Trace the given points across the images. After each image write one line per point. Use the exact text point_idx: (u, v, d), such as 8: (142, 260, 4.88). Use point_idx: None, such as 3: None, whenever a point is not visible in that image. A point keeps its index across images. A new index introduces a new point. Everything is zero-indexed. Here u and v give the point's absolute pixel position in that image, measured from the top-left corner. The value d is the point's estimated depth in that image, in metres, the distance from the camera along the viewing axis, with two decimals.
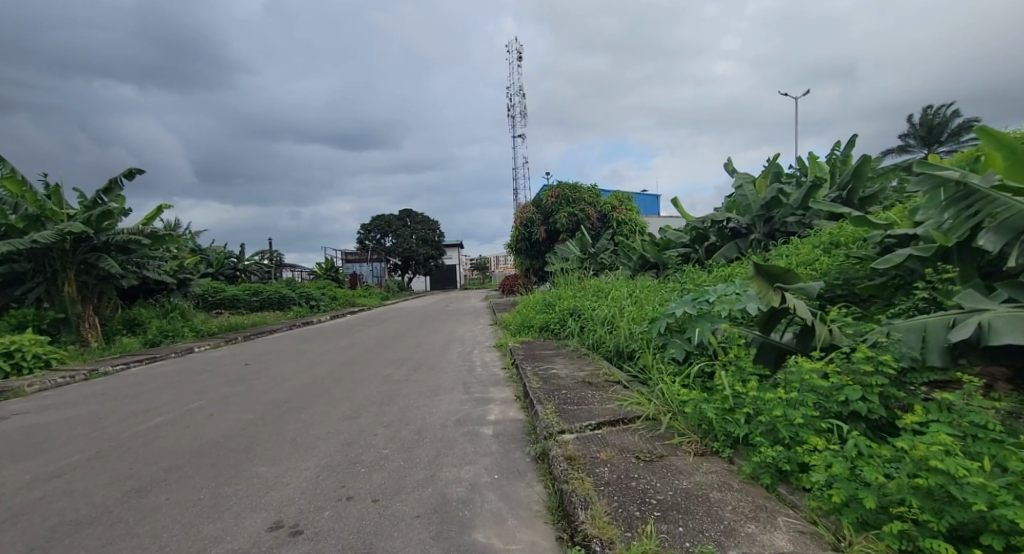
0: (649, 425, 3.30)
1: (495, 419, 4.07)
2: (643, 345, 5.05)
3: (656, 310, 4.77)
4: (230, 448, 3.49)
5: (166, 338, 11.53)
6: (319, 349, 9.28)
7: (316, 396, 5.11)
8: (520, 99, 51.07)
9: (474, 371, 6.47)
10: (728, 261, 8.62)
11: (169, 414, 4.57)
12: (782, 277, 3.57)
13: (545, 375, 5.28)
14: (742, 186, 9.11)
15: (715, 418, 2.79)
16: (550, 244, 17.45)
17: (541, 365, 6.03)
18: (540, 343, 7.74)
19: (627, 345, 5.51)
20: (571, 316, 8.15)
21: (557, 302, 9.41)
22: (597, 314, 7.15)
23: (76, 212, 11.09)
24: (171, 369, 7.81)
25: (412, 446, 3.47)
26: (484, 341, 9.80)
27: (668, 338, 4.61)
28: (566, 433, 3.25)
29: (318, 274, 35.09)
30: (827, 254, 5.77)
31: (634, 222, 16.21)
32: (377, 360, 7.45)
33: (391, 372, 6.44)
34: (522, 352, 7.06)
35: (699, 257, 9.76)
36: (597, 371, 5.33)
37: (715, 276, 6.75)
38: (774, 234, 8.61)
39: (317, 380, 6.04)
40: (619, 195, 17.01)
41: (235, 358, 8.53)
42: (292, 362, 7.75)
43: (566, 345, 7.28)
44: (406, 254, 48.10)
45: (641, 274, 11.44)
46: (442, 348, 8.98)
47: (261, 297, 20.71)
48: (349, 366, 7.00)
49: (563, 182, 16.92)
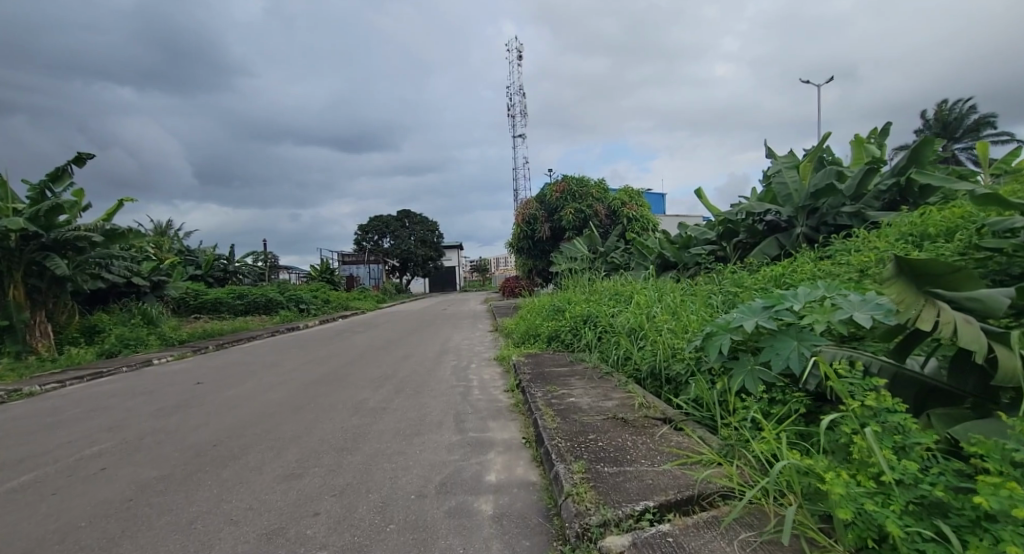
0: (744, 516, 2.02)
1: (498, 486, 2.80)
2: (694, 369, 3.80)
3: (713, 324, 3.52)
4: (83, 547, 2.23)
5: (127, 348, 10.31)
6: (291, 363, 8.04)
7: (259, 436, 3.85)
8: (520, 98, 50.09)
9: (470, 396, 5.20)
10: (768, 259, 7.38)
11: (47, 467, 3.32)
12: (939, 279, 2.33)
13: (561, 407, 4.02)
14: (782, 173, 7.89)
15: (898, 536, 1.50)
16: (555, 243, 16.20)
17: (555, 389, 4.77)
18: (550, 358, 6.46)
19: (668, 366, 4.25)
20: (586, 325, 6.88)
21: (567, 307, 8.17)
22: (619, 323, 5.89)
23: (22, 206, 9.91)
24: (111, 388, 6.56)
25: (365, 542, 2.21)
26: (483, 352, 8.56)
27: (736, 362, 3.35)
28: (613, 535, 1.99)
29: (312, 276, 33.89)
30: (920, 249, 4.52)
31: (645, 219, 15.03)
32: (353, 380, 6.20)
33: (367, 397, 5.19)
34: (530, 370, 5.81)
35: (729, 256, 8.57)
36: (631, 401, 4.07)
37: (768, 280, 5.47)
38: (821, 229, 7.38)
39: (272, 408, 4.78)
40: (628, 191, 15.81)
41: (193, 375, 7.29)
42: (253, 380, 6.49)
43: (582, 361, 6.00)
44: (403, 255, 46.91)
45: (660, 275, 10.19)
46: (434, 361, 7.72)
47: (247, 300, 19.51)
48: (317, 387, 5.76)
49: (568, 177, 15.75)
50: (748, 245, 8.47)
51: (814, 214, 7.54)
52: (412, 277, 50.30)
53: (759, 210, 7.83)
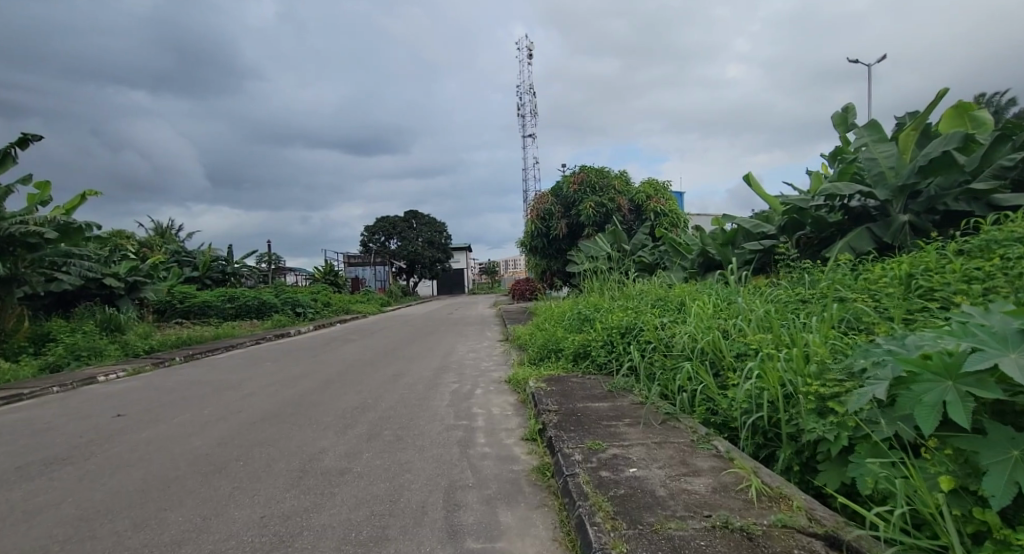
0: None
1: None
2: (857, 434, 2.19)
3: (910, 360, 1.92)
4: None
5: (78, 360, 8.93)
6: (254, 384, 6.49)
7: (105, 544, 2.26)
8: (531, 97, 49.10)
9: (472, 449, 3.57)
10: (859, 254, 5.71)
11: None
12: None
13: (622, 492, 2.39)
14: (869, 147, 6.22)
15: None
16: (572, 241, 14.63)
17: (600, 444, 3.15)
18: (581, 387, 4.84)
19: (791, 420, 2.65)
20: (627, 341, 5.27)
21: (596, 316, 6.52)
22: (680, 339, 4.27)
23: None
24: (6, 421, 5.05)
25: None
26: (491, 370, 6.97)
27: (982, 439, 1.73)
28: None
29: (315, 278, 32.61)
30: None
31: (675, 213, 13.41)
32: (318, 415, 4.65)
33: (324, 449, 3.62)
34: (557, 406, 4.22)
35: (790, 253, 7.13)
36: (739, 481, 2.44)
37: (898, 285, 3.85)
38: (924, 216, 5.82)
39: (176, 472, 3.22)
40: (653, 182, 14.20)
41: (125, 403, 5.78)
42: (190, 413, 4.96)
43: (628, 394, 4.38)
44: (410, 257, 45.57)
45: (702, 278, 8.78)
46: (429, 384, 6.11)
47: (237, 304, 18.19)
48: (265, 428, 4.21)
49: (587, 167, 14.23)
50: (816, 239, 7.12)
51: (914, 199, 5.93)
52: (418, 280, 48.96)
53: (846, 193, 6.12)
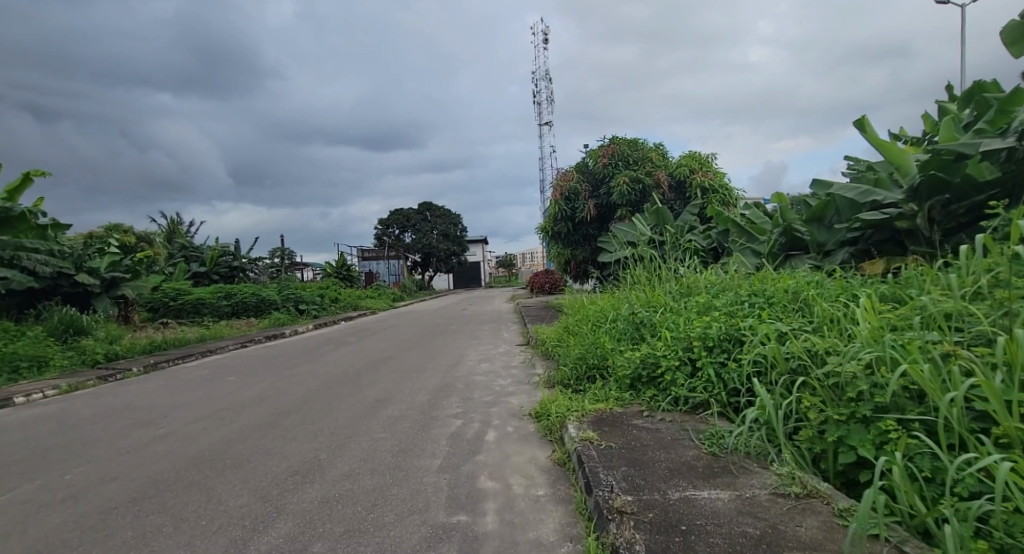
0: None
1: None
2: None
3: None
4: None
5: (12, 372, 7.41)
6: (185, 415, 4.74)
7: None
8: (548, 83, 47.04)
9: None
10: None
11: None
12: None
13: None
14: None
15: None
16: (600, 225, 12.73)
17: None
18: (659, 444, 2.90)
19: None
20: (728, 364, 3.33)
21: (657, 319, 4.54)
22: (863, 375, 2.32)
23: None
24: None
25: None
26: (509, 393, 5.07)
27: None
28: None
29: (326, 272, 31.23)
30: None
31: (726, 188, 11.32)
32: (225, 495, 2.79)
33: None
34: (632, 494, 2.28)
35: (925, 231, 5.26)
36: None
37: None
38: None
39: None
40: (697, 154, 12.09)
41: None
42: (41, 478, 3.19)
43: (762, 471, 2.44)
44: (425, 250, 44.01)
45: (782, 265, 6.79)
46: (422, 419, 4.27)
47: (235, 301, 16.81)
48: (110, 535, 2.36)
49: (618, 138, 12.19)
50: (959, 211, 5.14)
51: None
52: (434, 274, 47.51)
53: None
